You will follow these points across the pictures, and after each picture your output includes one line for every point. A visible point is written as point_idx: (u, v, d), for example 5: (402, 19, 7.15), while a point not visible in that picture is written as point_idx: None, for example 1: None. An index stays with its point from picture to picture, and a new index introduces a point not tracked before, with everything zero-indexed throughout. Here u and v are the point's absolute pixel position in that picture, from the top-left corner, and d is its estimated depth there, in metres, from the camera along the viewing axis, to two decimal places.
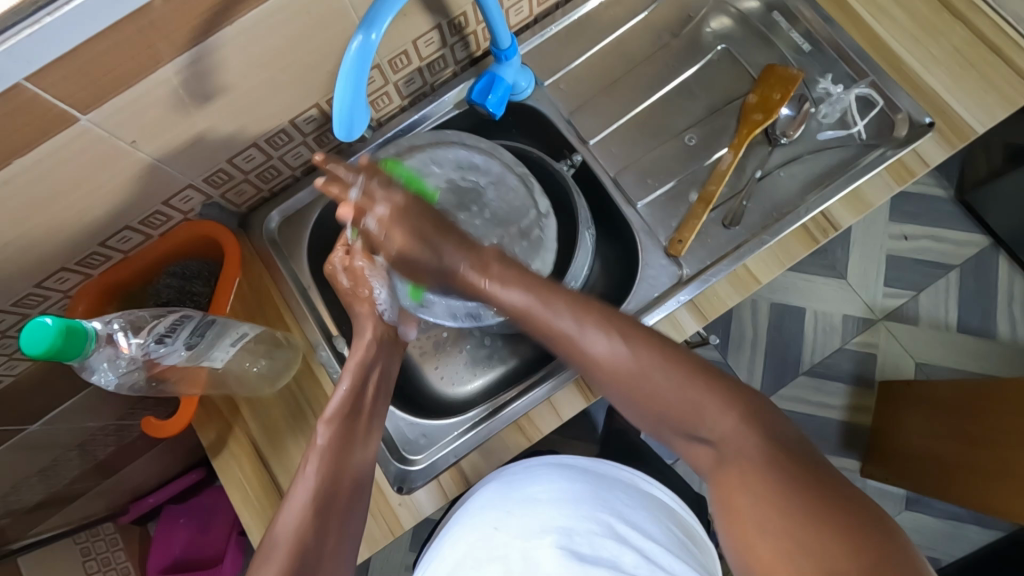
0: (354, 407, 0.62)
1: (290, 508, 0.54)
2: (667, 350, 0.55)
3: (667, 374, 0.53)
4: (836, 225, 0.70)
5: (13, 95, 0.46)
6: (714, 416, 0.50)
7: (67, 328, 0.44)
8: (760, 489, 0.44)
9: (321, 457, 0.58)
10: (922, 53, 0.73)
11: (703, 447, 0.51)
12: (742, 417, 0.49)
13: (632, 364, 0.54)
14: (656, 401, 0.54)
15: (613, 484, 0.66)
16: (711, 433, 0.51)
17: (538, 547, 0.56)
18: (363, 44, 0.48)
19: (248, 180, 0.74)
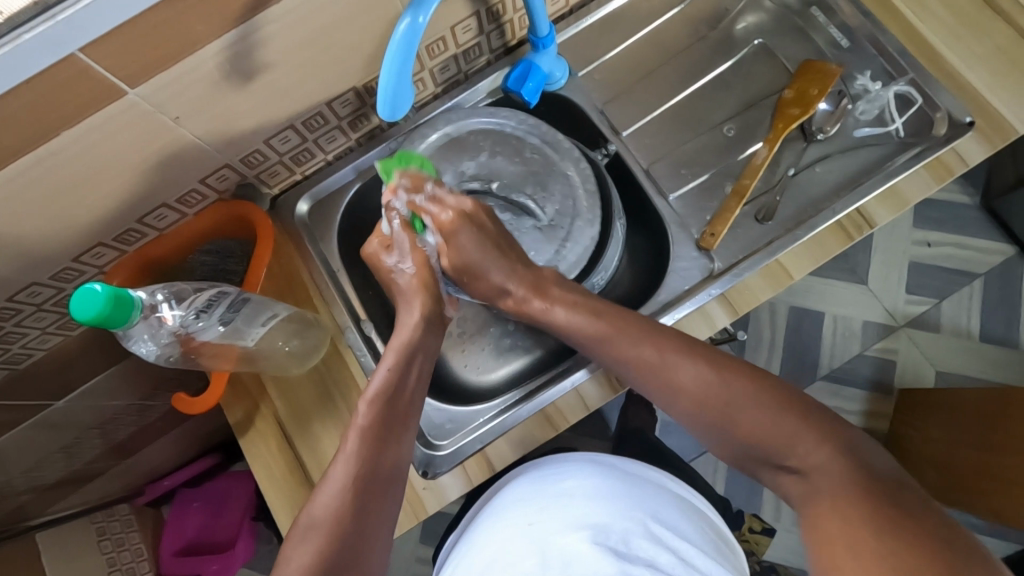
0: (396, 388, 0.61)
1: (328, 485, 0.55)
2: (754, 374, 0.59)
3: (746, 398, 0.58)
4: (873, 222, 0.69)
5: (67, 66, 0.46)
6: (808, 447, 0.54)
7: (115, 295, 0.45)
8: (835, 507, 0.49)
9: (362, 434, 0.58)
10: (963, 49, 0.72)
11: (796, 478, 0.55)
12: (831, 447, 0.53)
13: (713, 388, 0.59)
14: (747, 426, 0.57)
15: (645, 483, 0.66)
16: (801, 463, 0.54)
17: (574, 543, 0.57)
18: (412, 24, 0.48)
19: (283, 162, 0.75)
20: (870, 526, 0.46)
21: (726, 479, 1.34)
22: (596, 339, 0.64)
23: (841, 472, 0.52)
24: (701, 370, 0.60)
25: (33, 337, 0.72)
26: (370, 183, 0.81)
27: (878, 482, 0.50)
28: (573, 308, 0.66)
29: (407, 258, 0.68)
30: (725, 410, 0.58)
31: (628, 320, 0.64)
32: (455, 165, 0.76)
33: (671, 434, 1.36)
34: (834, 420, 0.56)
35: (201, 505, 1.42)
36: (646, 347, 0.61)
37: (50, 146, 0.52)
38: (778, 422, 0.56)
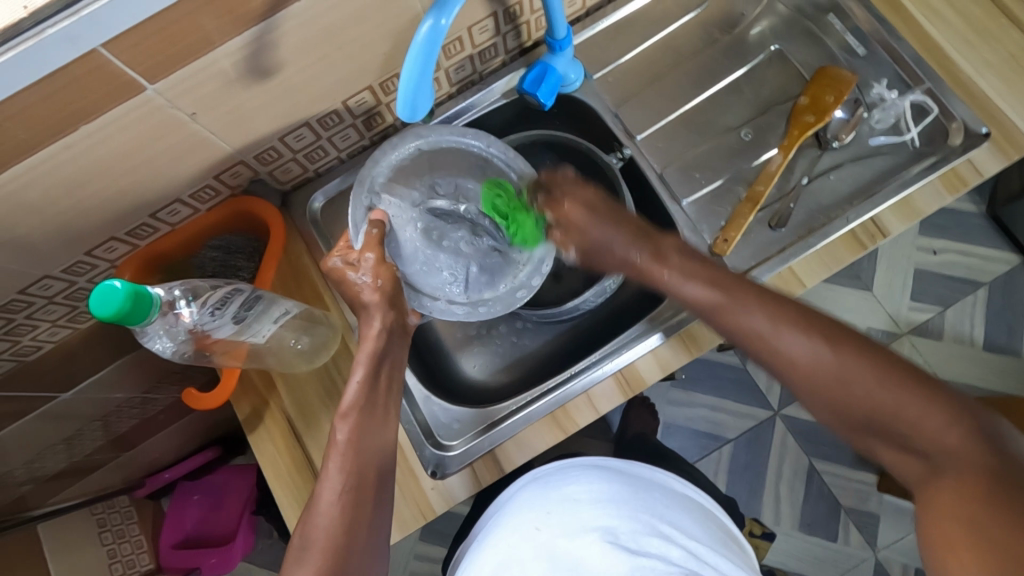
0: (371, 395, 0.60)
1: (317, 509, 0.54)
2: (867, 349, 0.55)
3: (867, 372, 0.54)
4: (886, 232, 0.69)
5: (88, 61, 0.46)
6: (937, 429, 0.51)
7: (134, 293, 0.45)
8: (971, 498, 0.48)
9: (342, 455, 0.56)
10: (978, 59, 0.72)
11: (911, 456, 0.53)
12: (954, 425, 0.51)
13: (831, 371, 0.55)
14: (854, 403, 0.54)
15: (650, 483, 0.67)
16: (929, 444, 0.52)
17: (583, 546, 0.57)
18: (434, 27, 0.48)
19: (296, 159, 0.75)
20: (995, 518, 0.46)
21: (727, 482, 1.34)
22: (708, 308, 0.60)
23: (974, 451, 0.50)
24: (821, 346, 0.55)
25: (43, 329, 0.72)
26: None
27: (1012, 471, 0.48)
28: (696, 280, 0.61)
29: (368, 255, 0.63)
30: (843, 396, 0.55)
31: (735, 283, 0.60)
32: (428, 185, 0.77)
33: (673, 436, 1.37)
34: (965, 403, 0.52)
35: (201, 498, 1.42)
36: (760, 324, 0.58)
37: (67, 140, 0.52)
38: (899, 398, 0.53)
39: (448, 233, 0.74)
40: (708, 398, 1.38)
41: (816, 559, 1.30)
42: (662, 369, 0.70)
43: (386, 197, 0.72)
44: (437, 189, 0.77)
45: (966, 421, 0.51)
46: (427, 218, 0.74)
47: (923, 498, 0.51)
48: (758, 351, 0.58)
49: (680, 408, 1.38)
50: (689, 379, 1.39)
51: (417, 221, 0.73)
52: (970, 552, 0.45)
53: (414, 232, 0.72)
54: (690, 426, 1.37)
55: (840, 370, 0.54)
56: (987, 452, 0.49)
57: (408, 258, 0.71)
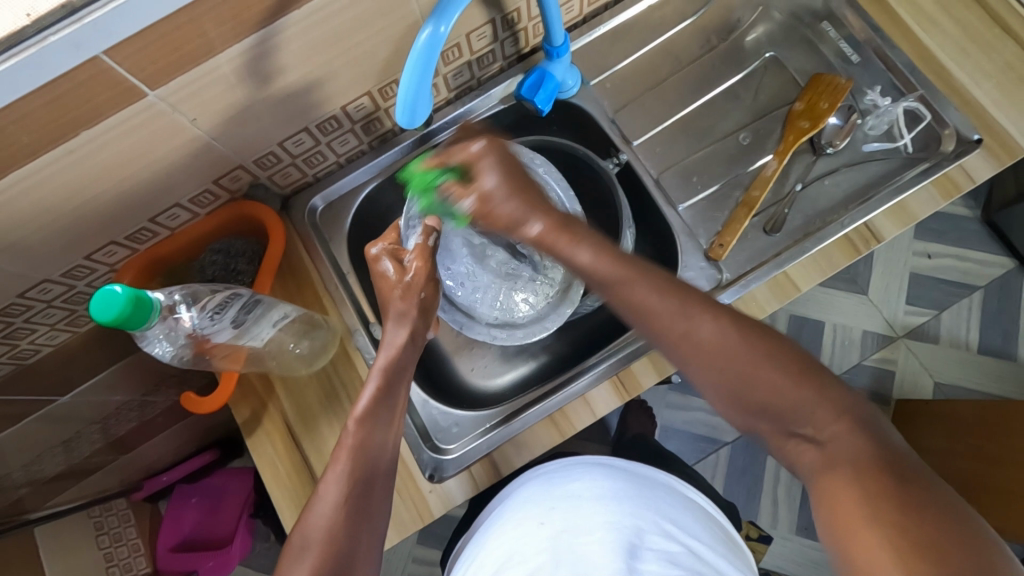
0: (383, 405, 0.60)
1: (318, 509, 0.54)
2: (760, 333, 0.52)
3: (761, 359, 0.51)
4: (879, 237, 0.70)
5: (90, 67, 0.47)
6: (826, 419, 0.49)
7: (135, 297, 0.45)
8: (857, 479, 0.45)
9: (349, 458, 0.57)
10: (971, 66, 0.73)
11: (809, 446, 0.49)
12: (854, 423, 0.48)
13: (730, 350, 0.51)
14: (755, 394, 0.51)
15: (656, 485, 0.68)
16: (816, 431, 0.49)
17: (587, 543, 0.58)
18: (433, 34, 0.49)
19: (295, 163, 0.75)
20: (883, 505, 0.43)
21: (723, 485, 1.35)
22: (618, 281, 0.55)
23: (860, 445, 0.47)
24: (713, 327, 0.52)
25: (42, 333, 0.73)
26: (381, 186, 0.82)
27: (903, 463, 0.45)
28: (599, 251, 0.56)
29: (412, 262, 0.66)
30: (742, 379, 0.51)
31: (642, 273, 0.54)
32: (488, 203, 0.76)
33: (670, 439, 1.37)
34: (853, 400, 0.50)
35: (198, 501, 1.41)
36: (655, 301, 0.53)
37: (69, 144, 0.52)
38: (788, 390, 0.50)
39: (492, 252, 0.76)
40: (705, 401, 1.38)
41: (812, 562, 1.31)
42: (659, 373, 0.71)
43: None
44: None
45: (851, 419, 0.48)
46: (477, 232, 0.76)
47: (818, 488, 0.48)
48: (647, 322, 0.54)
49: (677, 411, 1.38)
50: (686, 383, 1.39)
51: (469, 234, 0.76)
52: (872, 544, 0.42)
53: (461, 245, 0.76)
54: (687, 429, 1.37)
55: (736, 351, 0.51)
56: (877, 444, 0.47)
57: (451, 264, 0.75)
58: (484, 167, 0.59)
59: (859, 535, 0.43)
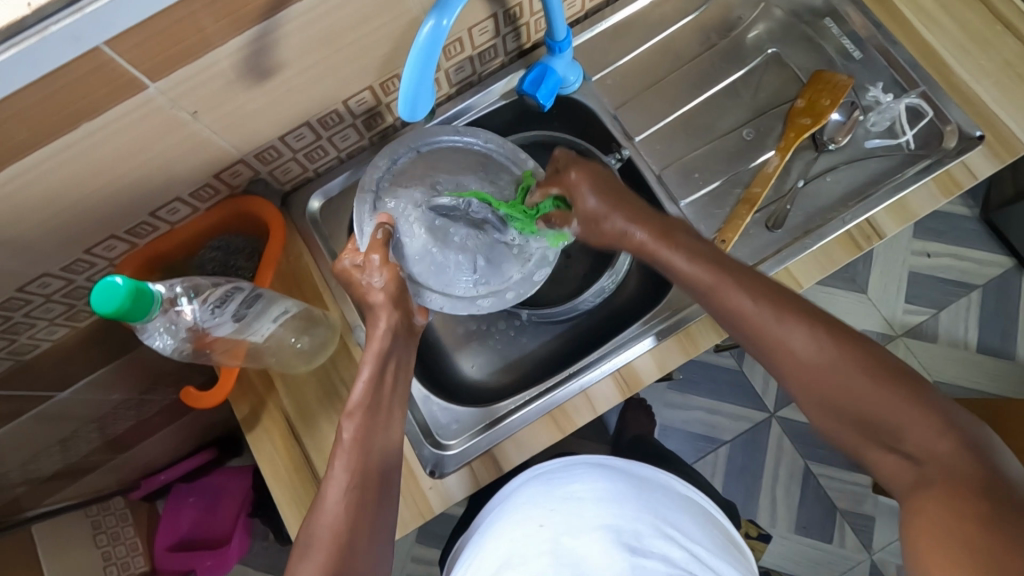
0: (376, 396, 0.60)
1: (323, 505, 0.54)
2: (864, 346, 0.55)
3: (859, 377, 0.54)
4: (881, 233, 0.70)
5: (90, 59, 0.46)
6: (928, 436, 0.50)
7: (136, 290, 0.45)
8: (955, 522, 0.45)
9: (348, 454, 0.57)
10: (971, 62, 0.73)
11: (907, 463, 0.51)
12: (959, 441, 0.49)
13: (834, 363, 0.55)
14: (851, 400, 0.54)
15: (654, 485, 0.68)
16: (920, 452, 0.51)
17: (584, 543, 0.58)
18: (435, 28, 0.48)
19: (296, 158, 0.75)
20: (969, 523, 0.45)
21: (723, 484, 1.35)
22: (710, 287, 0.60)
23: (968, 461, 0.48)
24: (827, 343, 0.55)
25: (40, 328, 0.72)
26: None
27: (1005, 488, 0.46)
28: (692, 258, 0.62)
29: (375, 257, 0.64)
30: (839, 394, 0.55)
31: (737, 271, 0.60)
32: (430, 182, 0.74)
33: (670, 438, 1.37)
34: (949, 413, 0.51)
35: (196, 501, 1.41)
36: (745, 304, 0.58)
37: (69, 138, 0.52)
38: (876, 396, 0.53)
39: (455, 230, 0.73)
40: (705, 400, 1.38)
41: (812, 561, 1.31)
42: (659, 369, 0.71)
43: (390, 201, 0.72)
44: (439, 186, 0.74)
45: (962, 432, 0.50)
46: (428, 215, 0.72)
47: (909, 506, 0.49)
48: (769, 340, 0.57)
49: (676, 410, 1.38)
50: (686, 381, 1.39)
51: (422, 223, 0.72)
52: (948, 552, 0.44)
53: (422, 229, 0.72)
54: (686, 428, 1.37)
55: (829, 364, 0.55)
56: (983, 464, 0.48)
57: (417, 263, 0.72)
58: (582, 185, 0.66)
59: (935, 553, 0.45)
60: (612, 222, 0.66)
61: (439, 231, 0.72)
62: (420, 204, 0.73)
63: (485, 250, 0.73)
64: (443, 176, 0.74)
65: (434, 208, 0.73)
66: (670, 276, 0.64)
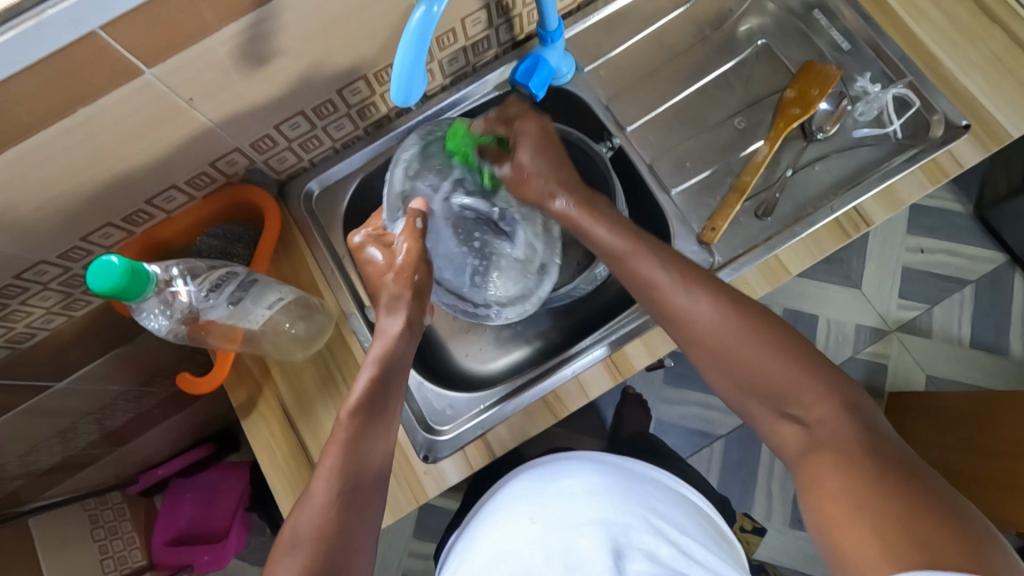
0: (377, 399, 0.60)
1: (309, 504, 0.55)
2: (759, 317, 0.56)
3: (756, 345, 0.55)
4: (869, 220, 0.71)
5: (88, 44, 0.47)
6: (813, 400, 0.52)
7: (132, 269, 0.45)
8: (843, 469, 0.47)
9: (339, 453, 0.57)
10: (958, 54, 0.74)
11: (795, 427, 0.53)
12: (843, 404, 0.51)
13: (729, 334, 0.56)
14: (752, 373, 0.55)
15: (644, 481, 0.69)
16: (807, 415, 0.52)
17: (580, 538, 0.59)
18: (426, 14, 0.49)
19: (291, 148, 0.75)
20: (875, 493, 0.44)
21: (718, 478, 1.36)
22: (630, 253, 0.62)
23: (849, 426, 0.50)
24: (743, 335, 0.56)
25: (37, 316, 0.73)
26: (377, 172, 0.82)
27: (885, 447, 0.48)
28: (614, 228, 0.64)
29: (401, 244, 0.65)
30: (740, 361, 0.55)
31: (649, 243, 0.62)
32: (451, 175, 0.76)
33: (665, 432, 1.38)
34: (856, 397, 0.52)
35: (193, 497, 1.40)
36: (660, 280, 0.60)
37: (66, 123, 0.52)
38: (783, 371, 0.54)
39: (476, 231, 0.78)
40: (700, 394, 1.39)
41: (806, 555, 1.31)
42: (651, 355, 0.72)
43: (419, 184, 0.75)
44: (465, 183, 0.76)
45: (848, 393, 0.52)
46: (453, 213, 0.77)
47: (803, 470, 0.50)
48: (662, 309, 0.60)
49: (672, 405, 1.39)
50: (681, 376, 1.40)
51: (442, 217, 0.76)
52: (851, 518, 0.44)
53: (445, 228, 0.76)
54: (681, 423, 1.38)
55: (729, 335, 0.56)
56: (868, 430, 0.49)
57: (439, 254, 0.76)
58: (523, 153, 0.68)
59: (840, 522, 0.44)
60: (541, 180, 0.68)
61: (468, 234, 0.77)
62: (442, 198, 0.76)
63: (484, 258, 0.77)
64: (453, 174, 0.76)
65: (456, 207, 0.76)
66: (598, 250, 0.65)
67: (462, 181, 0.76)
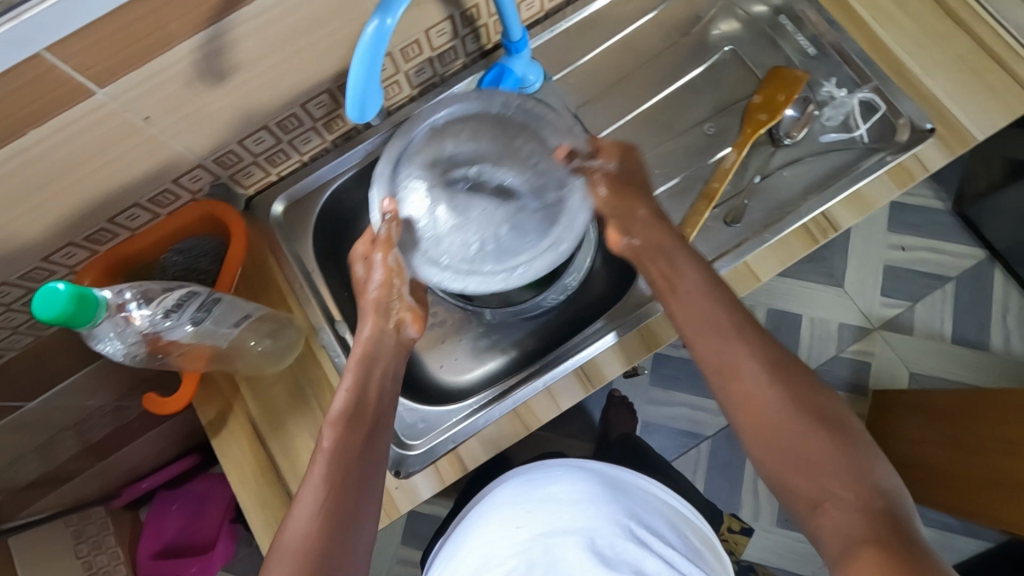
0: (356, 412, 0.60)
1: (296, 514, 0.54)
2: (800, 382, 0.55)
3: (803, 416, 0.53)
4: (838, 225, 0.71)
5: (33, 65, 0.47)
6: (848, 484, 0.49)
7: (79, 294, 0.44)
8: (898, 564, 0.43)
9: (329, 462, 0.56)
10: (922, 57, 0.74)
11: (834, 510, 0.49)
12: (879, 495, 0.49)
13: (795, 418, 0.53)
14: (787, 445, 0.53)
15: (633, 489, 0.69)
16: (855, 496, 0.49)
17: (561, 546, 0.59)
18: (380, 27, 0.48)
19: (257, 162, 0.75)
20: None
21: (705, 480, 1.36)
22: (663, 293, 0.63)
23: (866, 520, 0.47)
24: (791, 409, 0.54)
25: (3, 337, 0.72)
26: (347, 184, 0.81)
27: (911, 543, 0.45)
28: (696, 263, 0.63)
29: (378, 255, 0.65)
30: (778, 431, 0.53)
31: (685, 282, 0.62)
32: (439, 147, 0.67)
33: (652, 434, 1.38)
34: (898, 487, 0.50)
35: (179, 508, 1.41)
36: (717, 316, 0.58)
37: (18, 144, 0.52)
38: (823, 450, 0.51)
39: (474, 200, 0.65)
40: (686, 396, 1.39)
41: (794, 554, 1.32)
42: (622, 364, 0.71)
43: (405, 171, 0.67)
44: (455, 152, 0.67)
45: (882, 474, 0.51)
46: (444, 181, 0.65)
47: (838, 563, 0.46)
48: (726, 384, 0.57)
49: (658, 406, 1.39)
50: (666, 378, 1.40)
51: (438, 193, 0.65)
52: None
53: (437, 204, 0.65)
54: (668, 424, 1.38)
55: (794, 406, 0.54)
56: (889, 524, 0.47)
57: (432, 238, 0.65)
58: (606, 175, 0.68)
59: None
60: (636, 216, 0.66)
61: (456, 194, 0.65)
62: (433, 176, 0.66)
63: (506, 218, 0.64)
64: (444, 146, 0.67)
65: (457, 178, 0.66)
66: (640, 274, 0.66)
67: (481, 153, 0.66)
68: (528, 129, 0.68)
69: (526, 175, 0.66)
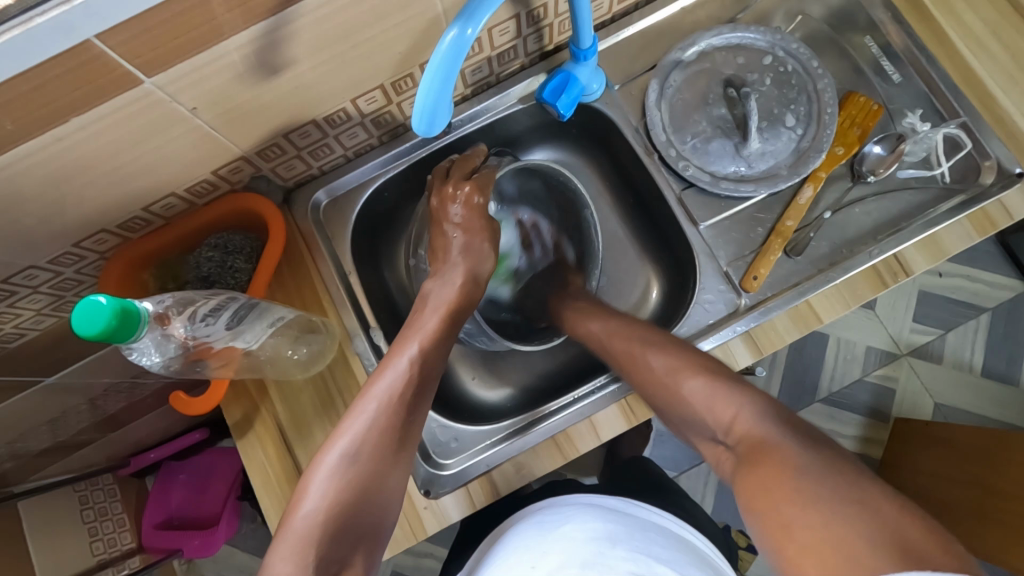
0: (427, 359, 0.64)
1: (357, 429, 0.58)
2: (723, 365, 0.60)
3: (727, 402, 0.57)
4: (909, 270, 0.67)
5: (83, 52, 0.43)
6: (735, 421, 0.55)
7: (122, 308, 0.43)
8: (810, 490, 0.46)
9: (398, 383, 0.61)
10: (1017, 94, 0.69)
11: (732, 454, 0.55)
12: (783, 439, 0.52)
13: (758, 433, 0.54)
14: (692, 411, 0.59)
15: (646, 526, 0.67)
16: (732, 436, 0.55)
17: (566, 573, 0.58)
18: (459, 37, 0.44)
19: (300, 156, 0.71)
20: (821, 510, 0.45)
21: (716, 496, 1.29)
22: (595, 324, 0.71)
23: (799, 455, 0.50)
24: (717, 391, 0.58)
25: (27, 318, 0.69)
26: (388, 181, 0.78)
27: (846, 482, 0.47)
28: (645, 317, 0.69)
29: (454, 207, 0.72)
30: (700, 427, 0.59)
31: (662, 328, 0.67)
32: (699, 107, 0.75)
33: (663, 444, 1.30)
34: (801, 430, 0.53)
35: (186, 479, 1.37)
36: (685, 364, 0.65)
37: (57, 131, 0.48)
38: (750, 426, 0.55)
39: (699, 116, 0.75)
40: None
41: None
42: None
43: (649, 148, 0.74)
44: (667, 90, 0.74)
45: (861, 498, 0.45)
46: (674, 100, 0.75)
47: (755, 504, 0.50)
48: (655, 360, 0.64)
49: None
50: None
51: (662, 108, 0.74)
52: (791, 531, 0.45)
53: (702, 123, 0.74)
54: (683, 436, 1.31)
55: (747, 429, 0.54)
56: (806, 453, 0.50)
57: (670, 123, 0.74)
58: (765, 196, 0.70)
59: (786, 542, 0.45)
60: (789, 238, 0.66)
61: (682, 117, 0.75)
62: (665, 122, 0.74)
63: (737, 125, 0.74)
64: (663, 91, 0.74)
65: (675, 117, 0.75)
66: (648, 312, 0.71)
67: (742, 77, 0.75)
68: (731, 84, 0.75)
69: (782, 143, 0.73)
